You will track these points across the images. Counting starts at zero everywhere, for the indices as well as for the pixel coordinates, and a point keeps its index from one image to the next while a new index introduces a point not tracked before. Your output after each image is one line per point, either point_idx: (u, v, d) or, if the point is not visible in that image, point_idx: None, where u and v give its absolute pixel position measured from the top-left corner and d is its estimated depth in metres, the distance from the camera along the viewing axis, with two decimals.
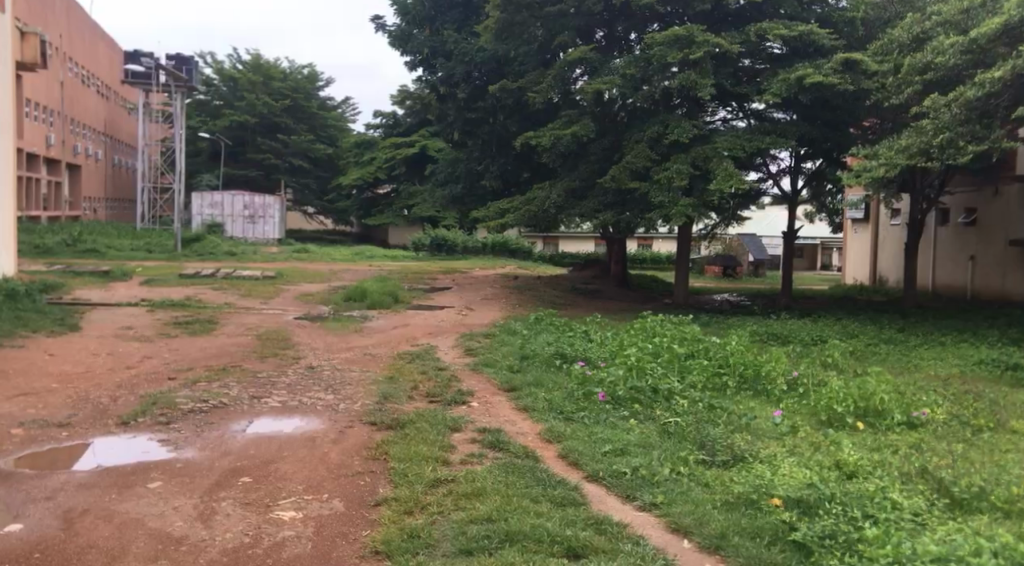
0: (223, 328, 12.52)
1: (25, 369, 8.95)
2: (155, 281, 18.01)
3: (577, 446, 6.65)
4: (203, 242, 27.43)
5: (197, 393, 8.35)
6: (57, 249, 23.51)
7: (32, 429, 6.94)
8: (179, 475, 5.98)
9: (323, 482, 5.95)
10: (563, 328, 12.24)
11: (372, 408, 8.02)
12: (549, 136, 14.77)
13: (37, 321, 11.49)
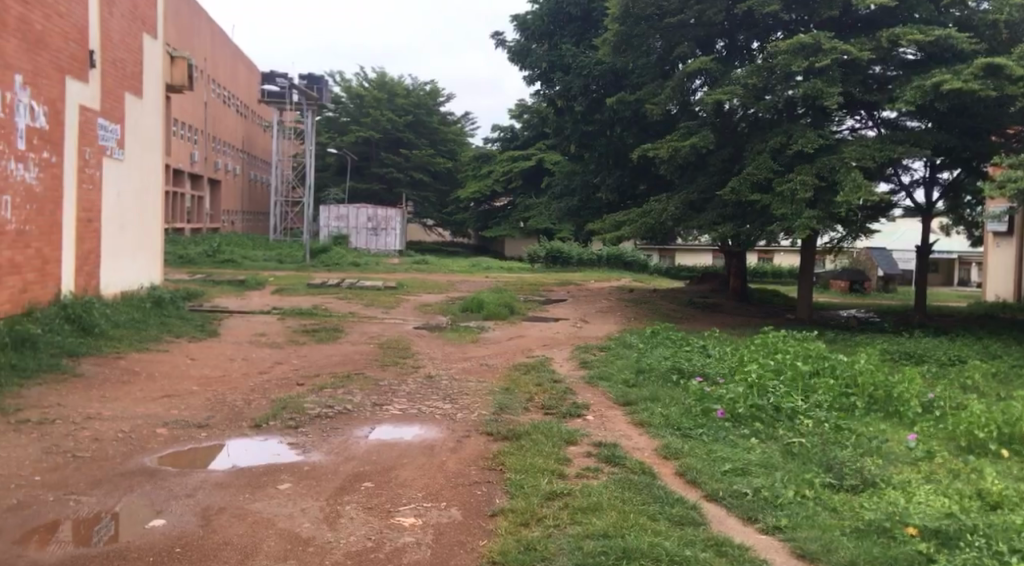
0: (348, 337, 12.96)
1: (169, 372, 9.54)
2: (286, 290, 18.86)
3: (696, 463, 6.53)
4: (330, 253, 28.49)
5: (324, 398, 8.68)
6: (198, 259, 24.97)
7: (176, 429, 7.37)
8: (308, 478, 6.23)
9: (442, 490, 6.06)
10: (679, 342, 12.04)
11: (489, 418, 8.12)
12: (668, 147, 14.59)
13: (181, 327, 12.24)
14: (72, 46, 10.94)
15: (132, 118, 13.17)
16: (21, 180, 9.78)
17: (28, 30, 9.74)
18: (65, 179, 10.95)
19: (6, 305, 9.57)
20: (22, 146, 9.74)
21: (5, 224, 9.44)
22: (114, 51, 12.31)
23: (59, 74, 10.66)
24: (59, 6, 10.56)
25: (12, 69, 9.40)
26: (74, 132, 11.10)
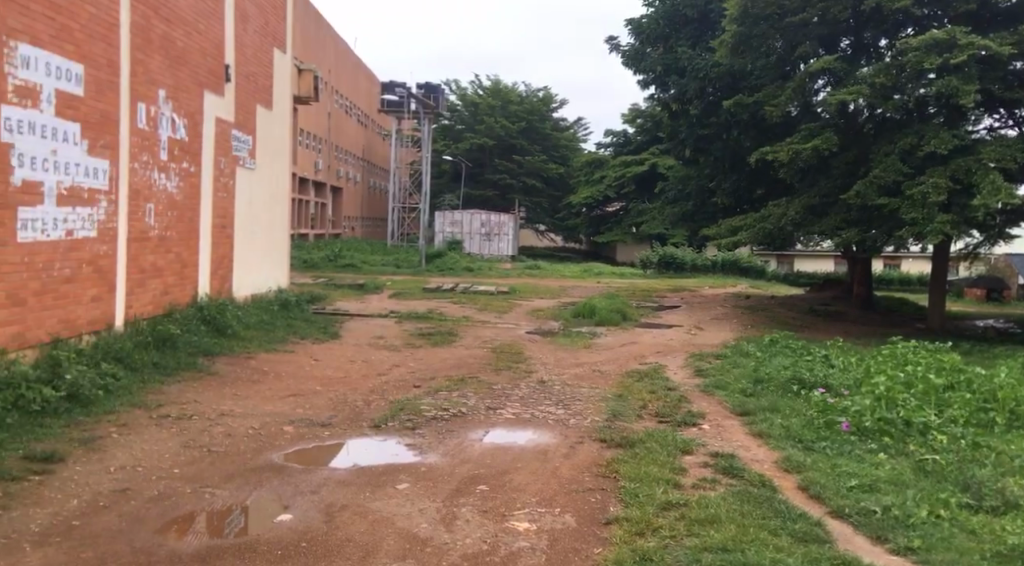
0: (462, 340, 13.17)
1: (295, 372, 9.94)
2: (403, 294, 19.33)
3: (820, 478, 6.29)
4: (445, 258, 29.02)
5: (440, 401, 8.84)
6: (320, 263, 25.93)
7: (301, 427, 7.66)
8: (426, 479, 6.36)
9: (555, 496, 6.06)
10: (799, 351, 11.65)
11: (603, 425, 8.07)
12: (788, 150, 14.14)
13: (306, 329, 12.74)
14: (209, 62, 11.55)
15: (263, 129, 13.81)
16: (163, 189, 10.39)
17: (171, 47, 10.34)
18: (202, 188, 11.57)
19: (149, 306, 10.19)
20: (164, 157, 10.35)
21: (149, 230, 10.06)
22: (246, 66, 12.93)
23: (198, 88, 11.28)
24: (198, 23, 11.17)
25: (156, 84, 10.01)
26: (211, 142, 11.72)
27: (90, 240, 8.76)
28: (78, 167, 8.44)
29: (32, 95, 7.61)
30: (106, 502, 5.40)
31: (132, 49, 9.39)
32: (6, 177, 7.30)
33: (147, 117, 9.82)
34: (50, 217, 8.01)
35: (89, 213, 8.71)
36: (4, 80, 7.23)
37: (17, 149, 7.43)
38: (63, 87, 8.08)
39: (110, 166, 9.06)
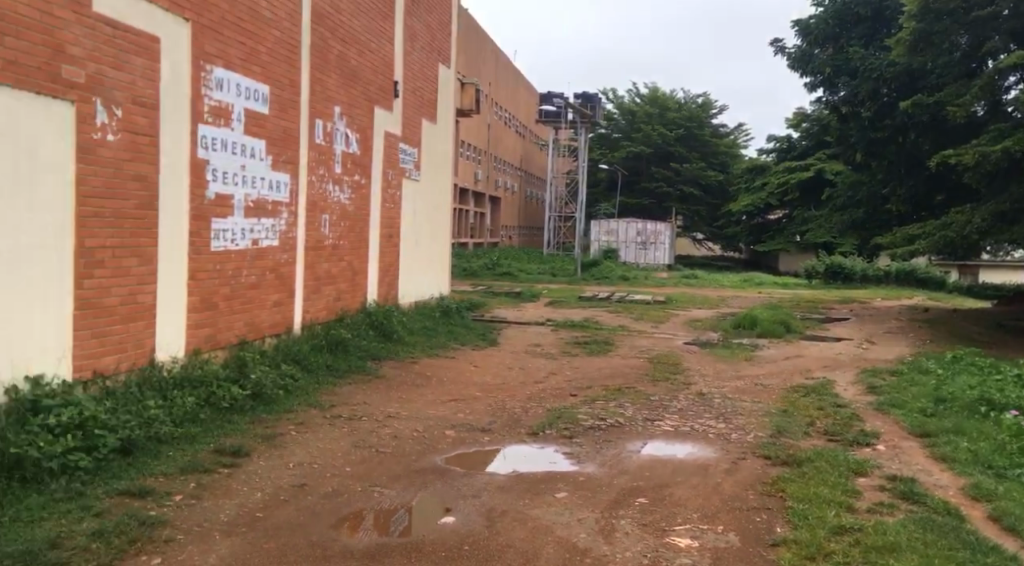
0: (619, 350, 13.07)
1: (455, 377, 10.18)
2: (559, 303, 19.43)
3: (1014, 509, 5.76)
4: (601, 267, 28.95)
5: (596, 410, 8.80)
6: (479, 271, 26.54)
7: (462, 432, 7.82)
8: (584, 489, 6.32)
9: (718, 513, 5.87)
10: (986, 370, 10.77)
11: (767, 441, 7.76)
12: (974, 152, 13.13)
13: (466, 336, 13.05)
14: (380, 79, 12.07)
15: (428, 141, 14.30)
16: (337, 201, 10.94)
17: (345, 66, 10.89)
18: (372, 199, 12.09)
19: (323, 311, 10.74)
20: (338, 170, 10.90)
21: (324, 240, 10.62)
22: (413, 81, 13.42)
23: (370, 104, 11.81)
24: (370, 42, 11.69)
25: (332, 101, 10.56)
26: (379, 155, 12.23)
27: (272, 249, 9.34)
28: (263, 180, 9.03)
29: (224, 114, 8.21)
30: (286, 496, 5.72)
31: (311, 69, 9.94)
32: (202, 191, 7.90)
33: (323, 133, 10.37)
34: (238, 227, 8.61)
35: (271, 223, 9.29)
36: (201, 101, 7.82)
37: (212, 165, 8.04)
38: (250, 106, 8.67)
39: (290, 179, 9.63)
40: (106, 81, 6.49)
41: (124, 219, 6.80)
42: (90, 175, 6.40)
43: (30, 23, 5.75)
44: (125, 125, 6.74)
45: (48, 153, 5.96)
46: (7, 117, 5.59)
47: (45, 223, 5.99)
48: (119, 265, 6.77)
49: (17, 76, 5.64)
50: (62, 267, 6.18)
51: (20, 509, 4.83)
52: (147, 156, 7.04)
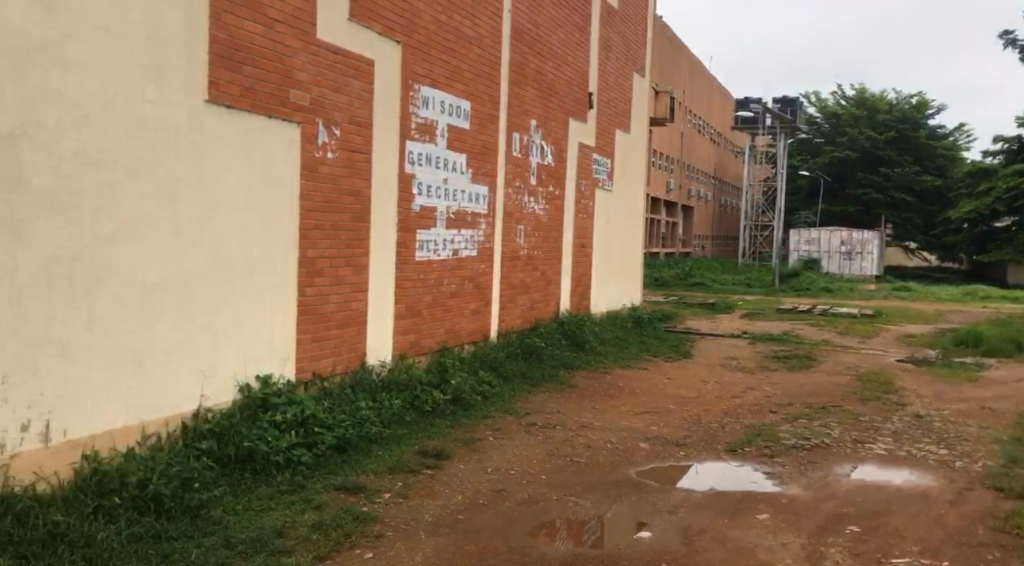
0: (823, 366, 12.38)
1: (649, 389, 10.05)
2: (757, 315, 18.73)
3: None
4: (802, 278, 27.61)
5: (799, 429, 8.37)
6: (672, 281, 26.14)
7: (657, 445, 7.70)
8: (789, 511, 6.02)
9: (941, 547, 5.40)
10: None
11: (998, 471, 7.05)
12: None
13: (659, 347, 12.86)
14: (575, 91, 12.20)
15: (622, 152, 14.28)
16: (532, 212, 11.15)
17: (542, 80, 11.11)
18: (566, 210, 12.23)
19: (517, 320, 10.96)
20: (534, 182, 11.11)
21: (519, 249, 10.86)
22: (608, 91, 13.45)
23: (565, 116, 11.96)
24: (567, 56, 11.85)
25: (529, 115, 10.80)
26: (574, 166, 12.35)
27: (471, 259, 9.66)
28: (464, 193, 9.37)
29: (430, 131, 8.60)
30: (485, 500, 5.87)
31: (510, 84, 10.22)
32: (408, 204, 8.31)
33: (521, 146, 10.61)
34: (441, 238, 8.98)
35: (471, 235, 9.60)
36: (409, 119, 8.23)
37: (418, 180, 8.44)
38: (453, 123, 9.04)
39: (488, 192, 9.93)
40: (327, 103, 6.99)
41: (341, 231, 7.29)
42: (312, 190, 6.89)
43: (266, 52, 6.28)
44: (342, 144, 7.22)
45: (277, 171, 6.47)
46: (244, 138, 6.13)
47: (274, 234, 6.51)
48: (335, 274, 7.25)
49: (254, 101, 6.18)
50: (287, 274, 6.69)
51: (252, 498, 5.28)
52: (361, 172, 7.50)
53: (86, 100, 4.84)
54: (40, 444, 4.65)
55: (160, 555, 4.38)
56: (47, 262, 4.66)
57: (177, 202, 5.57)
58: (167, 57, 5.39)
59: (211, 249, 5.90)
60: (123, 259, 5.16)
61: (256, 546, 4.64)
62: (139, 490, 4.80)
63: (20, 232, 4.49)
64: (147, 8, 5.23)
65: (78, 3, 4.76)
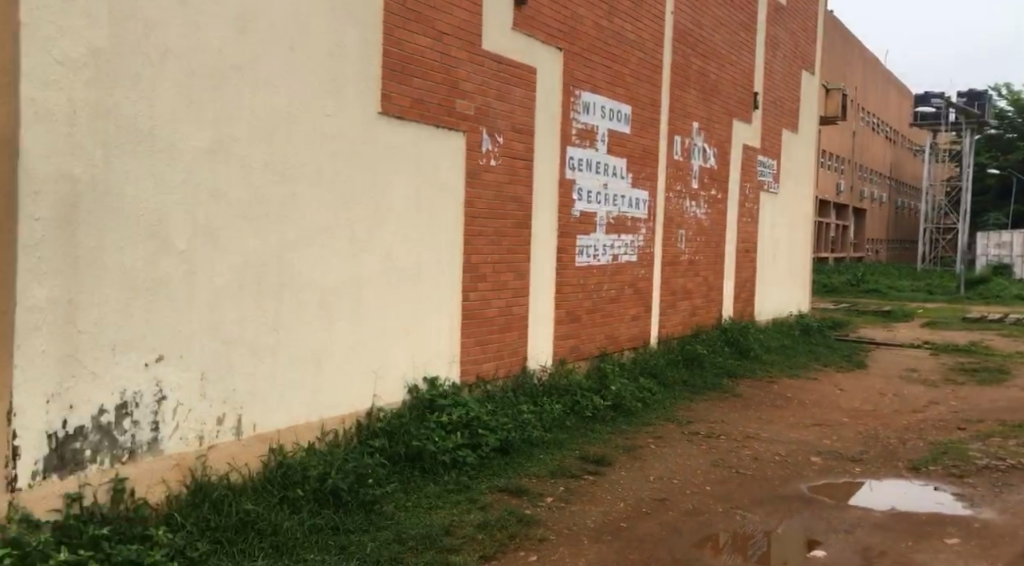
0: (1017, 380, 11.35)
1: (820, 401, 9.57)
2: (939, 324, 17.46)
3: None
4: (991, 284, 25.50)
5: (992, 448, 7.71)
6: (842, 288, 24.86)
7: (830, 459, 7.32)
8: (981, 537, 5.55)
9: None
10: None
11: None
12: None
13: (829, 356, 12.24)
14: (740, 91, 11.85)
15: (789, 153, 13.74)
16: (694, 216, 10.92)
17: (705, 81, 10.87)
18: (729, 214, 11.90)
19: (678, 326, 10.76)
20: (696, 186, 10.88)
21: (680, 255, 10.66)
22: (775, 90, 12.98)
23: (729, 117, 11.64)
24: (732, 55, 11.54)
25: (692, 117, 10.59)
26: (738, 169, 12.00)
27: (631, 264, 9.57)
28: (624, 198, 9.31)
29: (591, 136, 8.61)
30: (649, 508, 5.78)
31: (672, 87, 10.06)
32: (569, 209, 8.34)
33: (682, 149, 10.42)
34: (601, 243, 8.96)
35: (631, 239, 9.52)
36: (570, 125, 8.26)
37: (579, 185, 8.46)
38: (614, 128, 9.00)
39: (649, 196, 9.82)
40: (491, 112, 7.14)
41: (503, 236, 7.41)
42: (476, 198, 7.06)
43: (434, 64, 6.49)
44: (505, 151, 7.35)
45: (444, 179, 6.68)
46: (414, 148, 6.37)
47: (440, 240, 6.71)
48: (497, 279, 7.38)
49: (422, 112, 6.40)
50: (453, 279, 6.88)
51: (421, 496, 5.46)
52: (523, 179, 7.60)
53: (274, 116, 5.17)
54: (233, 437, 5.01)
55: (339, 546, 4.61)
56: (240, 268, 5.01)
57: (353, 210, 5.86)
58: (345, 73, 5.69)
59: (383, 255, 6.16)
60: (305, 265, 5.47)
61: (426, 543, 4.79)
62: (319, 484, 5.08)
63: (217, 239, 4.84)
64: (328, 27, 5.54)
65: (268, 25, 5.10)
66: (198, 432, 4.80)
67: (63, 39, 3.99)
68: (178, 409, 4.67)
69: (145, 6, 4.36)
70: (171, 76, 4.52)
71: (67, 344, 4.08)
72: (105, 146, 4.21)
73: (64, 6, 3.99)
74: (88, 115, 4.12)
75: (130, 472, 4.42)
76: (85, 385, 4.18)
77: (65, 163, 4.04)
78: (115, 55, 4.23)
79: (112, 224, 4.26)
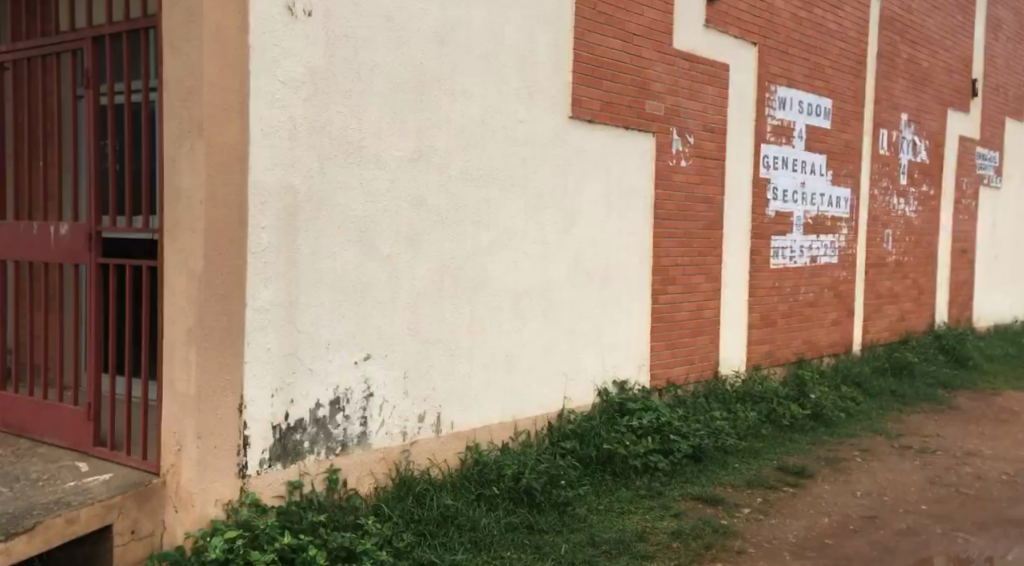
0: None
1: None
2: None
3: None
4: None
5: None
6: None
7: None
8: None
9: None
10: None
11: None
12: None
13: None
14: (955, 78, 10.95)
15: (1013, 143, 12.53)
16: (902, 214, 10.20)
17: (915, 69, 10.13)
18: (942, 211, 11.01)
19: (884, 332, 10.08)
20: (904, 182, 10.16)
21: (887, 255, 9.98)
22: (996, 75, 11.89)
23: (943, 107, 10.78)
24: (946, 40, 10.69)
25: (899, 109, 9.90)
26: (953, 162, 11.09)
27: (831, 266, 9.07)
28: (824, 196, 8.84)
29: (787, 133, 8.25)
30: (856, 526, 5.45)
31: (877, 77, 9.45)
32: (763, 209, 8.04)
33: (888, 143, 9.77)
34: (798, 244, 8.57)
35: (831, 240, 9.03)
36: (765, 121, 7.96)
37: (774, 184, 8.14)
38: (812, 123, 8.58)
39: (851, 194, 9.27)
40: (683, 112, 7.01)
41: (694, 238, 7.26)
42: (666, 199, 6.96)
43: (625, 66, 6.45)
44: (697, 151, 7.20)
45: (633, 181, 6.63)
46: (604, 151, 6.37)
47: (630, 244, 6.67)
48: (688, 282, 7.23)
49: (612, 115, 6.38)
50: (643, 282, 6.82)
51: (613, 500, 5.44)
52: (715, 179, 7.41)
53: (470, 124, 5.35)
54: (432, 434, 5.23)
55: (534, 546, 4.69)
56: (439, 272, 5.21)
57: (544, 214, 5.94)
58: (537, 78, 5.78)
59: (573, 258, 6.20)
60: (498, 269, 5.61)
61: (620, 548, 4.77)
62: (514, 483, 5.18)
63: (418, 244, 5.07)
64: (521, 36, 5.65)
65: (465, 37, 5.28)
66: (401, 428, 5.04)
67: (286, 59, 4.31)
68: (383, 405, 4.93)
69: (355, 25, 4.64)
70: (377, 90, 4.78)
71: (288, 343, 4.41)
72: (320, 158, 4.52)
73: (286, 29, 4.30)
74: (306, 129, 4.44)
75: (342, 463, 4.71)
76: (303, 381, 4.49)
77: (287, 175, 4.37)
78: (328, 74, 4.52)
79: (326, 231, 4.57)
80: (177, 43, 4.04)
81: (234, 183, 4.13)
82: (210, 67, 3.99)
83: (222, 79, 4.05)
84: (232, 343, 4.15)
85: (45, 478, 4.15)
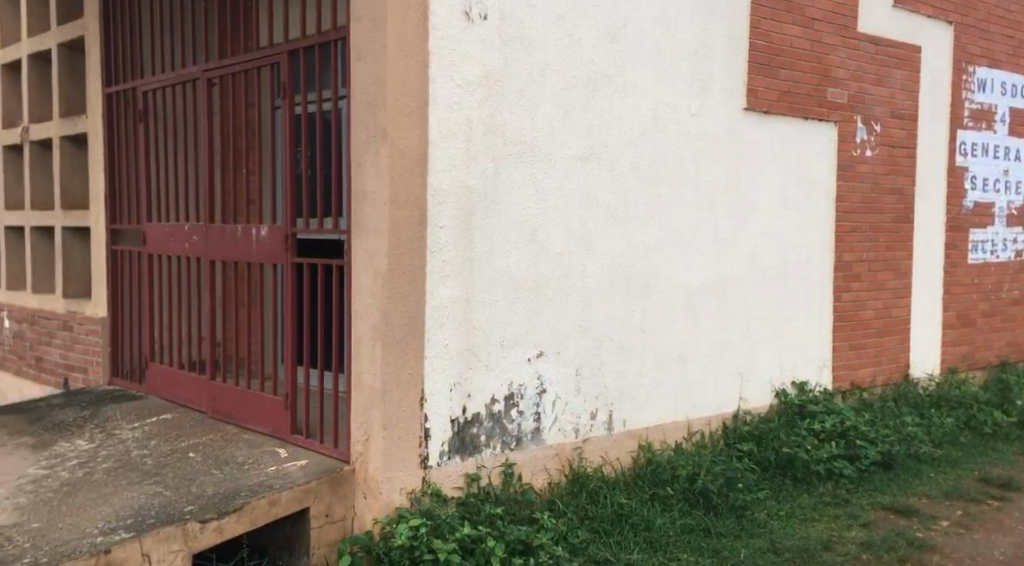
0: None
1: None
2: None
3: None
4: None
5: None
6: None
7: None
8: None
9: None
10: None
11: None
12: None
13: None
14: None
15: None
16: None
17: None
18: None
19: None
20: None
21: None
22: None
23: None
24: None
25: None
26: None
27: None
28: None
29: (987, 117, 7.62)
30: None
31: None
32: (960, 201, 7.45)
33: None
34: (1000, 237, 7.88)
35: None
36: (962, 105, 7.37)
37: (973, 172, 7.52)
38: (1017, 104, 7.87)
39: None
40: (869, 98, 6.62)
41: (882, 233, 6.83)
42: (849, 192, 6.59)
43: (805, 53, 6.17)
44: (884, 140, 6.77)
45: (813, 172, 6.33)
46: (781, 142, 6.12)
47: (811, 239, 6.38)
48: (875, 279, 6.81)
49: (791, 105, 6.12)
50: (823, 277, 6.49)
51: (794, 506, 5.24)
52: (905, 169, 6.94)
53: (642, 120, 5.29)
54: (605, 432, 5.21)
55: (711, 550, 4.62)
56: (611, 269, 5.19)
57: (717, 209, 5.78)
58: (711, 70, 5.64)
59: (748, 254, 6.00)
60: (671, 267, 5.52)
61: (804, 556, 4.59)
62: (689, 483, 5.10)
63: (590, 241, 5.07)
64: (694, 27, 5.53)
65: (638, 32, 5.22)
66: (574, 425, 5.05)
67: (463, 63, 4.43)
68: (556, 402, 4.96)
69: (529, 26, 4.71)
70: (550, 89, 4.83)
71: (465, 339, 4.54)
72: (495, 158, 4.61)
73: (463, 33, 4.42)
74: (482, 131, 4.54)
75: (517, 458, 4.78)
76: (479, 376, 4.61)
77: (463, 176, 4.48)
78: (503, 75, 4.61)
79: (500, 230, 4.66)
80: (364, 52, 4.25)
81: (416, 186, 4.29)
82: (393, 74, 4.17)
83: (404, 84, 4.21)
84: (414, 339, 4.32)
85: (250, 462, 4.48)
